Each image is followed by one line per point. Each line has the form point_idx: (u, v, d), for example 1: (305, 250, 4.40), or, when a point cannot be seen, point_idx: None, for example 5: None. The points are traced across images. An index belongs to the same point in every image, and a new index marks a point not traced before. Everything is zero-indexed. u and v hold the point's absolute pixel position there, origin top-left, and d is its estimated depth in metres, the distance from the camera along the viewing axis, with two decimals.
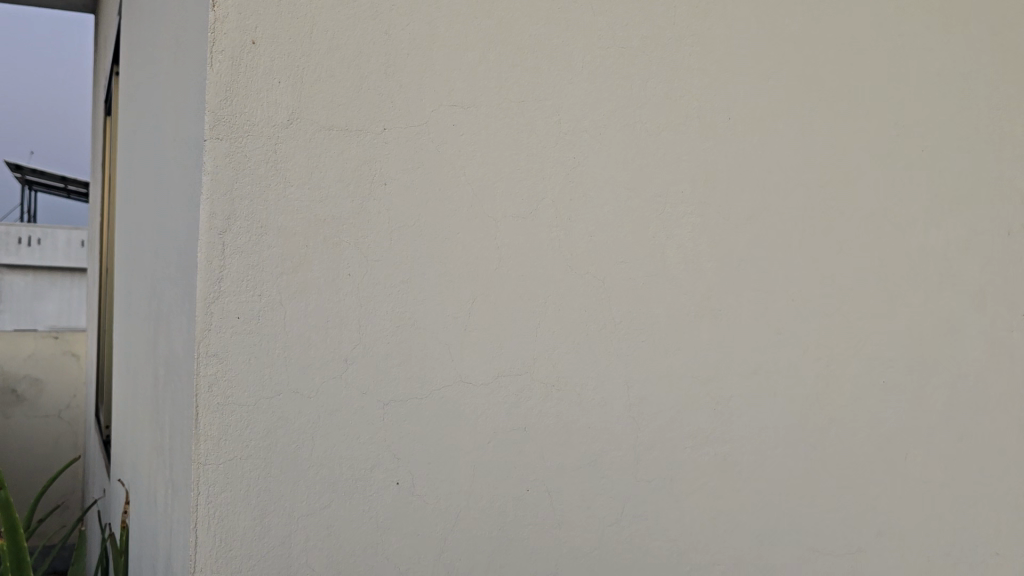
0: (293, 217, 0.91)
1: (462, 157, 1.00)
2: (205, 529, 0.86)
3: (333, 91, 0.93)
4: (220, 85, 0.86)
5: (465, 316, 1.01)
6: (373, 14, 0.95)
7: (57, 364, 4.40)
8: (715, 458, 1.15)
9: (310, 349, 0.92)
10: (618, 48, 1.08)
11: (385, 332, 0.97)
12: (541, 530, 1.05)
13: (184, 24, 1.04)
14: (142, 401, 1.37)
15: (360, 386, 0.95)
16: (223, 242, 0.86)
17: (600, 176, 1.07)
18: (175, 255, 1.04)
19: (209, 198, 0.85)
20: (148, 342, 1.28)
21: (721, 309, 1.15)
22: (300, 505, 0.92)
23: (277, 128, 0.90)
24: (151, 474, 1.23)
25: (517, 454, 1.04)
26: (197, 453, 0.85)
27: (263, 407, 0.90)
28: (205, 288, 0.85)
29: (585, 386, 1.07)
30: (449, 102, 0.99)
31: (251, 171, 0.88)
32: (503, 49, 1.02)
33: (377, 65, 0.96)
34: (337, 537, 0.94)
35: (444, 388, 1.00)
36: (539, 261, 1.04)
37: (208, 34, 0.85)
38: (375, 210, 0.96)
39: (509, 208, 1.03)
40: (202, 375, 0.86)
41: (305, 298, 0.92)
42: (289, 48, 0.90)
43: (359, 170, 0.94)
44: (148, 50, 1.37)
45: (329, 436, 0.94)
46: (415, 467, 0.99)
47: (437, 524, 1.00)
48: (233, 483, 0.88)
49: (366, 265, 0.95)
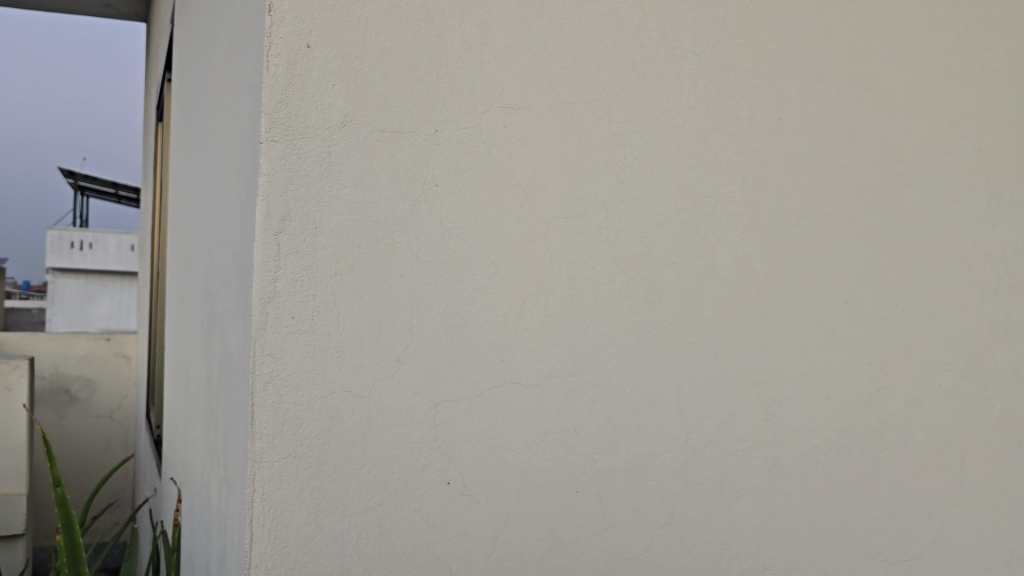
0: (345, 219, 0.92)
1: (513, 159, 1.00)
2: (261, 525, 0.87)
3: (386, 94, 0.94)
4: (275, 88, 0.87)
5: (516, 317, 1.01)
6: (425, 17, 0.96)
7: (109, 365, 4.51)
8: (766, 463, 1.14)
9: (362, 349, 0.93)
10: (669, 49, 1.08)
11: (437, 333, 0.97)
12: (590, 532, 1.05)
13: (239, 30, 1.05)
14: (195, 402, 1.39)
15: (411, 386, 0.96)
16: (278, 243, 0.88)
17: (650, 177, 1.07)
18: (231, 256, 1.05)
19: (265, 198, 0.87)
20: (203, 342, 1.29)
21: (772, 310, 1.14)
22: (352, 503, 0.93)
23: (331, 130, 0.91)
24: (205, 472, 1.25)
25: (567, 455, 1.03)
26: (253, 451, 0.87)
27: (317, 406, 0.91)
28: (261, 288, 0.87)
29: (635, 388, 1.07)
30: (500, 103, 1.00)
31: (306, 172, 0.90)
32: (554, 51, 1.02)
33: (429, 67, 0.96)
34: (389, 535, 0.95)
35: (494, 389, 1.00)
36: (588, 263, 1.04)
37: (265, 39, 0.86)
38: (427, 212, 0.96)
39: (559, 209, 1.03)
40: (259, 373, 0.87)
41: (358, 298, 0.93)
42: (342, 51, 0.92)
43: (410, 172, 0.95)
44: (203, 55, 1.39)
45: (381, 435, 0.94)
46: (466, 468, 0.99)
47: (487, 525, 1.00)
48: (288, 480, 0.89)
49: (417, 265, 0.96)
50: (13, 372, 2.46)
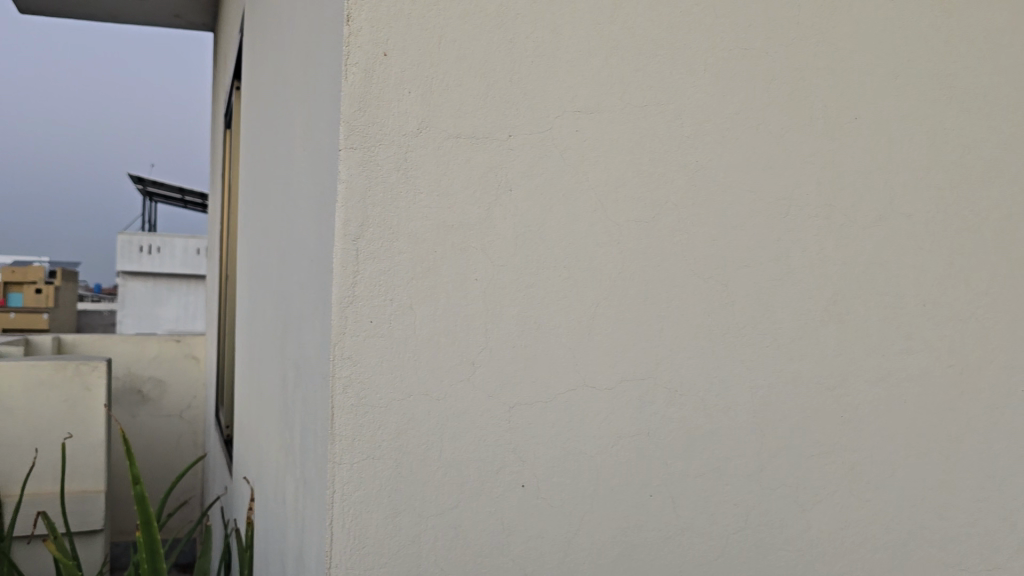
0: (421, 224, 0.93)
1: (586, 163, 1.00)
2: (341, 525, 0.89)
3: (460, 100, 0.95)
4: (354, 97, 0.89)
5: (589, 321, 1.01)
6: (498, 23, 0.97)
7: (178, 366, 4.63)
8: (842, 468, 1.12)
9: (438, 352, 0.94)
10: (741, 50, 1.07)
11: (511, 336, 0.97)
12: (664, 536, 1.04)
13: (313, 39, 1.07)
14: (269, 403, 1.42)
15: (486, 389, 0.96)
16: (357, 249, 0.89)
17: (723, 180, 1.06)
18: (307, 261, 1.07)
19: (344, 204, 0.89)
20: (277, 345, 1.32)
21: (848, 313, 1.12)
22: (430, 505, 0.94)
23: (407, 136, 0.92)
24: (281, 472, 1.27)
25: (640, 459, 1.03)
26: (334, 452, 0.89)
27: (395, 409, 0.92)
28: (341, 293, 0.89)
29: (708, 393, 1.06)
30: (572, 108, 1.00)
31: (383, 179, 0.91)
32: (626, 54, 1.02)
33: (503, 72, 0.97)
34: (464, 536, 0.96)
35: (567, 393, 1.00)
36: (661, 265, 1.04)
37: (343, 49, 0.89)
38: (501, 216, 0.97)
39: (631, 213, 1.02)
40: (339, 376, 0.89)
41: (434, 303, 0.94)
42: (419, 58, 0.93)
43: (485, 177, 0.96)
44: (277, 64, 1.42)
45: (456, 438, 0.95)
46: (540, 471, 0.99)
47: (562, 528, 1.00)
48: (367, 481, 0.91)
49: (491, 270, 0.96)
50: (92, 372, 2.58)
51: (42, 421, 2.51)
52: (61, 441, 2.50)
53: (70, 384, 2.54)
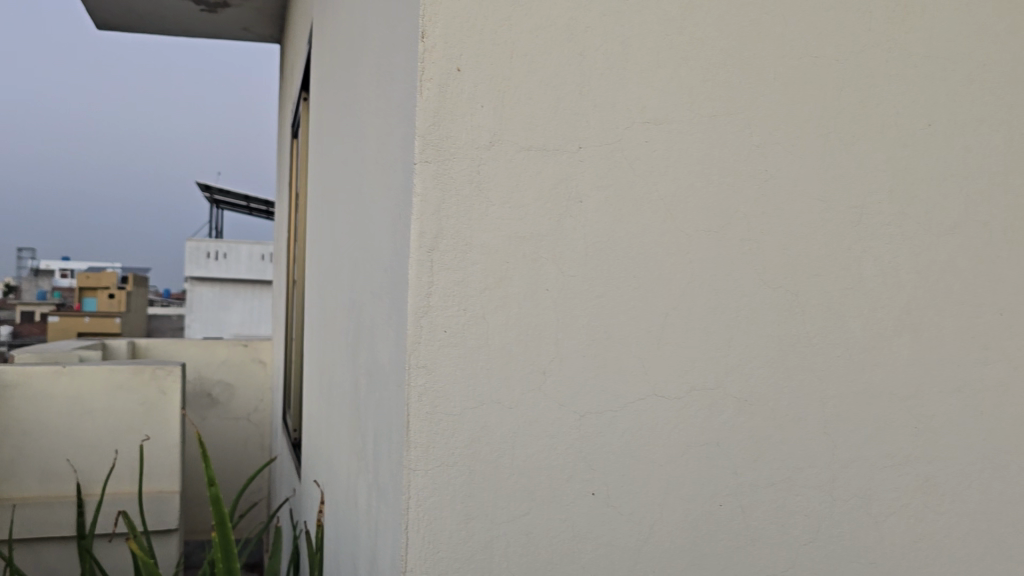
0: (493, 235, 0.95)
1: (655, 173, 1.01)
2: (416, 530, 0.91)
3: (532, 113, 0.97)
4: (429, 112, 0.92)
5: (659, 330, 1.01)
6: (568, 37, 0.98)
7: (246, 370, 4.76)
8: (917, 480, 1.10)
9: (510, 361, 0.96)
10: (812, 58, 1.06)
11: (581, 346, 0.98)
12: (733, 546, 1.04)
13: (386, 54, 1.10)
14: (340, 409, 1.45)
15: (557, 398, 0.98)
16: (431, 260, 0.92)
17: (793, 189, 1.06)
18: (381, 271, 1.09)
19: (419, 217, 0.91)
20: (349, 353, 1.35)
21: (922, 323, 1.11)
22: (501, 511, 0.96)
23: (480, 150, 0.94)
24: (353, 477, 1.30)
25: (710, 469, 1.03)
26: (409, 458, 0.91)
27: (468, 416, 0.94)
28: (416, 303, 0.91)
29: (778, 403, 1.05)
30: (642, 119, 1.01)
31: (457, 191, 0.93)
32: (695, 64, 1.02)
33: (573, 85, 0.98)
34: (535, 543, 0.97)
35: (637, 402, 1.00)
36: (731, 275, 1.04)
37: (418, 65, 0.91)
38: (572, 227, 0.98)
39: (701, 223, 1.03)
40: (414, 385, 0.91)
41: (506, 313, 0.96)
42: (491, 72, 0.95)
43: (556, 188, 0.97)
44: (347, 78, 1.46)
45: (528, 445, 0.97)
46: (610, 479, 1.00)
47: (631, 536, 1.01)
48: (441, 488, 0.93)
49: (562, 280, 0.98)
50: (165, 377, 2.89)
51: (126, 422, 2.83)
52: (140, 442, 2.81)
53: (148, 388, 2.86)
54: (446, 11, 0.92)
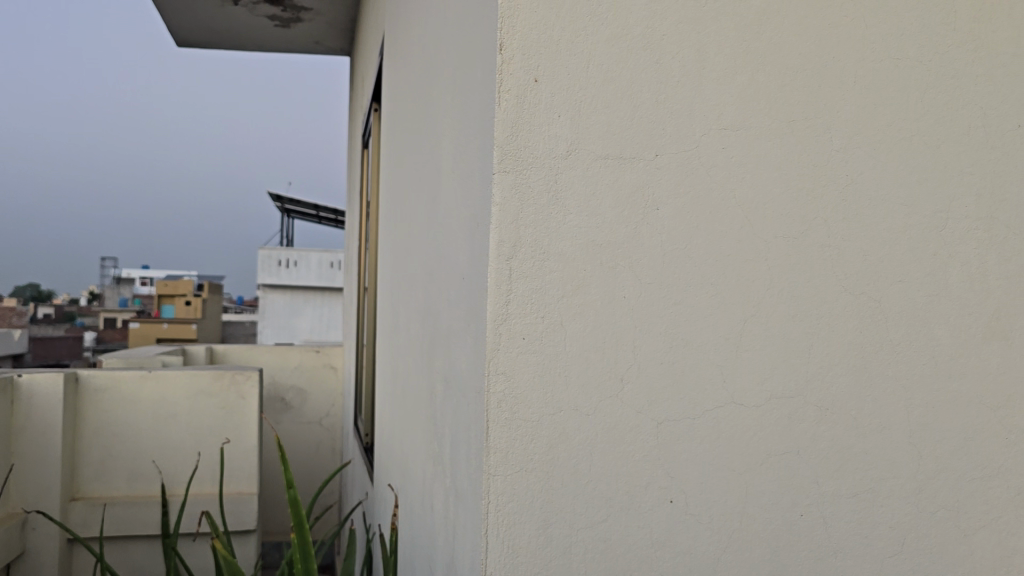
0: (571, 244, 0.96)
1: (733, 180, 1.01)
2: (495, 535, 0.92)
3: (608, 122, 0.97)
4: (506, 122, 0.92)
5: (737, 337, 1.01)
6: (645, 45, 0.98)
7: (319, 375, 4.88)
8: (1008, 493, 1.09)
9: (588, 369, 0.96)
10: (894, 60, 1.05)
11: (659, 353, 0.98)
12: (815, 557, 1.03)
13: (460, 65, 1.12)
14: (416, 416, 1.48)
15: (635, 404, 0.98)
16: (510, 269, 0.93)
17: (874, 195, 1.04)
18: (457, 279, 1.11)
19: (497, 226, 0.92)
20: (424, 359, 1.38)
21: (1012, 330, 1.09)
22: (580, 517, 0.96)
23: (557, 159, 0.95)
24: (428, 482, 1.33)
25: (791, 477, 1.02)
26: (488, 464, 0.92)
27: (546, 423, 0.95)
28: (494, 311, 0.92)
29: (862, 411, 1.04)
30: (718, 125, 1.00)
31: (535, 200, 0.94)
32: (773, 69, 1.02)
33: (649, 93, 0.98)
34: (613, 551, 0.97)
35: (716, 409, 1.00)
36: (811, 281, 1.03)
37: (496, 77, 0.92)
38: (649, 234, 0.98)
39: (780, 229, 1.02)
40: (493, 392, 0.92)
41: (584, 320, 0.96)
42: (568, 82, 0.95)
43: (633, 196, 0.98)
44: (421, 88, 1.48)
45: (606, 452, 0.97)
46: (688, 487, 0.99)
47: (710, 545, 1.00)
48: (519, 493, 0.93)
49: (639, 288, 0.98)
50: (246, 383, 3.19)
51: (224, 423, 3.14)
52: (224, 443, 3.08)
53: (227, 392, 3.16)
54: (524, 22, 0.93)
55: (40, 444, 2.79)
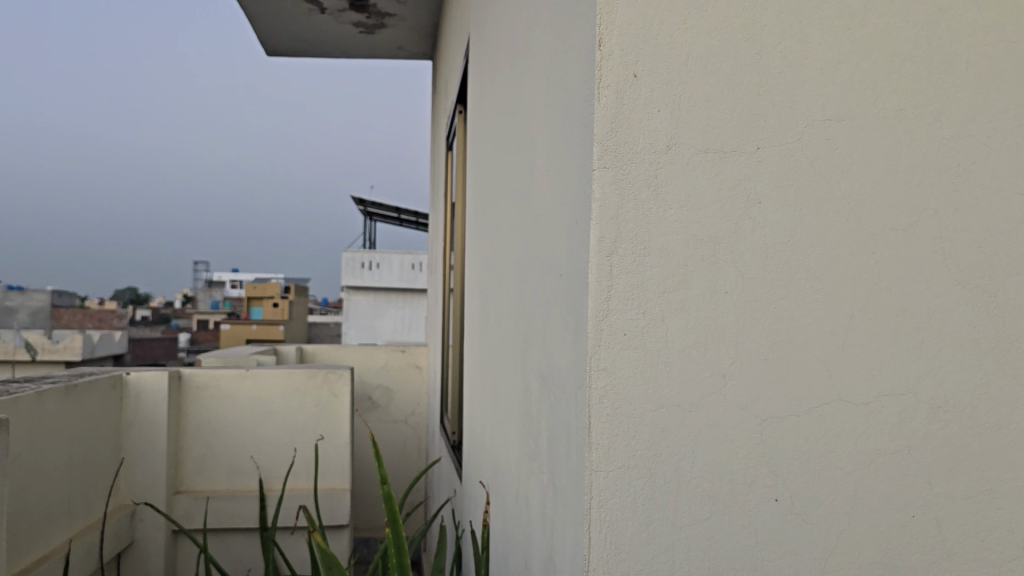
0: (672, 239, 0.95)
1: (838, 172, 0.99)
2: (598, 531, 0.92)
3: (709, 115, 0.96)
4: (606, 117, 0.92)
5: (844, 333, 0.98)
6: (746, 36, 0.97)
7: (404, 375, 4.98)
8: None
9: (690, 365, 0.95)
10: (1009, 43, 1.04)
11: (763, 349, 0.97)
12: (928, 559, 1.00)
13: (556, 62, 1.12)
14: (509, 413, 1.49)
15: (739, 401, 0.96)
16: (611, 264, 0.92)
17: (987, 186, 1.03)
18: (554, 276, 1.11)
19: (598, 222, 0.92)
20: (518, 357, 1.39)
21: None
22: (682, 515, 0.95)
23: (657, 154, 0.94)
24: (523, 478, 1.34)
25: (902, 477, 1.00)
26: (590, 460, 0.92)
27: (648, 419, 0.94)
28: (596, 306, 0.92)
29: (978, 409, 1.02)
30: (823, 116, 0.99)
31: (635, 196, 0.93)
32: (879, 57, 1.00)
33: (751, 85, 0.97)
34: (717, 550, 0.95)
35: (823, 406, 0.98)
36: (921, 276, 1.00)
37: (595, 73, 0.92)
38: (751, 228, 0.97)
39: (888, 222, 1.00)
40: (595, 387, 0.92)
41: (685, 316, 0.95)
42: (667, 77, 0.95)
43: (735, 190, 0.96)
44: (512, 88, 1.50)
45: (709, 449, 0.96)
46: (794, 485, 0.97)
47: (817, 545, 0.98)
48: (622, 489, 0.93)
49: (742, 283, 0.96)
50: (338, 380, 3.27)
51: (315, 420, 3.22)
52: (317, 440, 3.17)
53: (319, 390, 3.24)
54: (623, 17, 0.93)
55: (145, 440, 2.91)
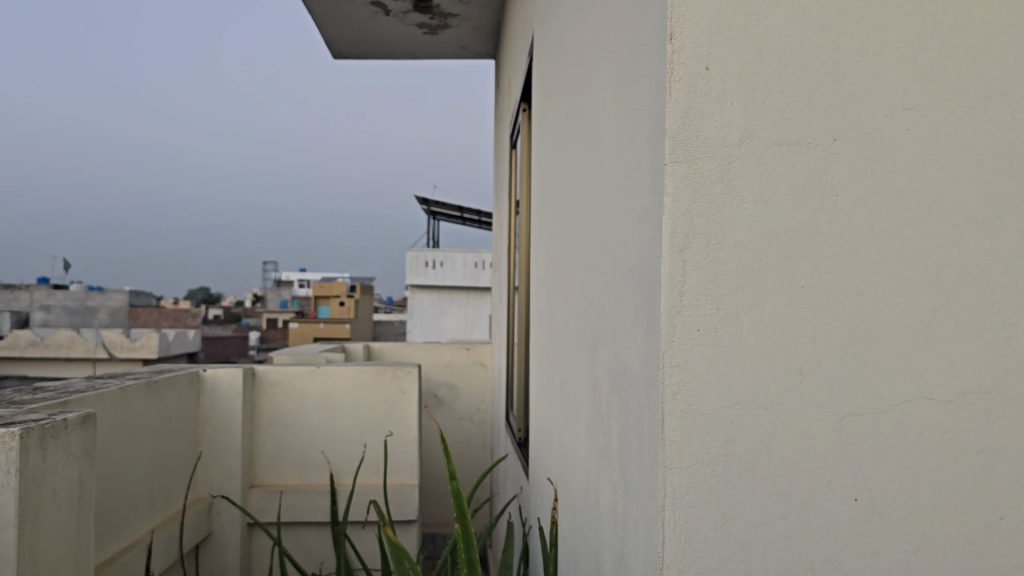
0: (746, 232, 0.93)
1: (919, 162, 0.96)
2: (671, 529, 0.91)
3: (784, 106, 0.94)
4: (678, 111, 0.91)
5: (927, 328, 0.96)
6: (821, 26, 0.95)
7: (469, 373, 5.02)
8: None
9: (766, 361, 0.93)
10: None
11: (841, 345, 0.95)
12: (1017, 563, 0.97)
13: (625, 57, 1.12)
14: (578, 410, 1.49)
15: (815, 398, 0.94)
16: (683, 259, 0.91)
17: None
18: (625, 272, 1.11)
19: (670, 218, 0.91)
20: (587, 354, 1.39)
21: None
22: (759, 513, 0.93)
23: (731, 147, 0.93)
24: (593, 475, 1.34)
25: (989, 478, 0.97)
26: (664, 457, 0.91)
27: (723, 416, 0.92)
28: (668, 302, 0.91)
29: None
30: (903, 105, 0.96)
31: (708, 190, 0.92)
32: (961, 44, 0.97)
33: (827, 75, 0.95)
34: (795, 550, 0.93)
35: (905, 404, 0.95)
36: (1008, 269, 0.97)
37: (666, 67, 0.91)
38: (828, 221, 0.95)
39: (973, 213, 0.97)
40: (668, 384, 0.92)
41: (760, 311, 0.93)
42: (740, 69, 0.93)
43: (811, 183, 0.94)
44: (579, 84, 1.50)
45: (785, 446, 0.94)
46: (875, 484, 0.95)
47: (900, 547, 0.95)
48: (696, 486, 0.92)
49: (819, 277, 0.94)
50: (406, 377, 3.31)
51: (382, 417, 3.27)
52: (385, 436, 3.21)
53: (388, 387, 3.29)
54: (694, 10, 0.92)
55: (220, 436, 3.00)
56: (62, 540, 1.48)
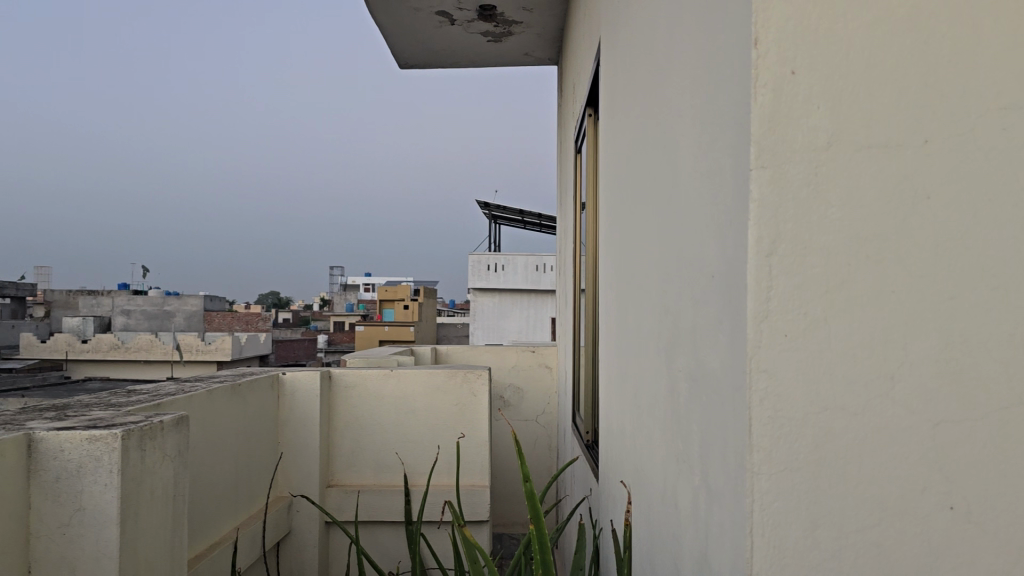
0: (835, 237, 0.92)
1: (1015, 163, 0.95)
2: (760, 535, 0.91)
3: (872, 109, 0.93)
4: (763, 117, 0.92)
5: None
6: (911, 26, 0.94)
7: (534, 375, 5.04)
8: None
9: (855, 366, 0.93)
10: None
11: (934, 350, 0.93)
12: None
13: (704, 62, 1.12)
14: (654, 413, 1.49)
15: (907, 404, 0.93)
16: (770, 264, 0.91)
17: None
18: (705, 277, 1.11)
19: (756, 223, 0.91)
20: (663, 357, 1.39)
21: None
22: (849, 521, 0.92)
23: (818, 151, 0.93)
24: (670, 479, 1.34)
25: None
26: (751, 462, 0.91)
27: (811, 422, 0.92)
28: (755, 307, 0.91)
29: None
30: (997, 106, 0.94)
31: (795, 194, 0.92)
32: None
33: (916, 76, 0.94)
34: (888, 558, 0.92)
35: (1002, 410, 0.94)
36: None
37: (751, 73, 0.92)
38: (919, 225, 0.93)
39: None
40: (755, 389, 0.91)
41: (850, 317, 0.93)
42: (827, 72, 0.93)
43: (900, 186, 0.93)
44: (653, 90, 1.50)
45: (876, 453, 0.93)
46: (971, 492, 0.93)
47: (997, 556, 0.94)
48: (785, 492, 0.91)
49: (910, 281, 0.93)
50: (476, 379, 3.34)
51: (451, 418, 3.31)
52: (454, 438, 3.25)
53: (459, 390, 3.33)
54: (779, 14, 0.92)
55: (293, 437, 3.07)
56: (157, 537, 1.54)
